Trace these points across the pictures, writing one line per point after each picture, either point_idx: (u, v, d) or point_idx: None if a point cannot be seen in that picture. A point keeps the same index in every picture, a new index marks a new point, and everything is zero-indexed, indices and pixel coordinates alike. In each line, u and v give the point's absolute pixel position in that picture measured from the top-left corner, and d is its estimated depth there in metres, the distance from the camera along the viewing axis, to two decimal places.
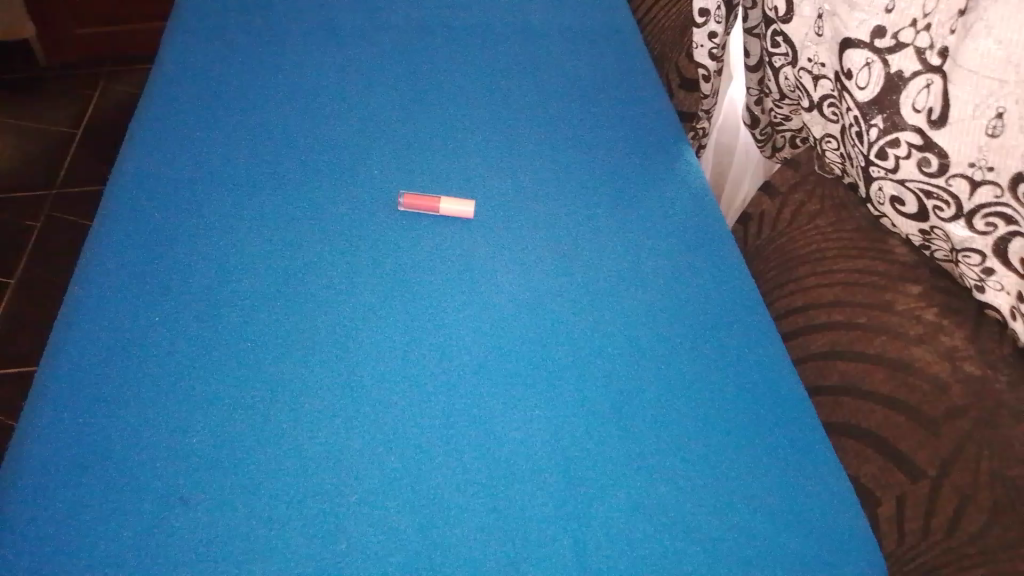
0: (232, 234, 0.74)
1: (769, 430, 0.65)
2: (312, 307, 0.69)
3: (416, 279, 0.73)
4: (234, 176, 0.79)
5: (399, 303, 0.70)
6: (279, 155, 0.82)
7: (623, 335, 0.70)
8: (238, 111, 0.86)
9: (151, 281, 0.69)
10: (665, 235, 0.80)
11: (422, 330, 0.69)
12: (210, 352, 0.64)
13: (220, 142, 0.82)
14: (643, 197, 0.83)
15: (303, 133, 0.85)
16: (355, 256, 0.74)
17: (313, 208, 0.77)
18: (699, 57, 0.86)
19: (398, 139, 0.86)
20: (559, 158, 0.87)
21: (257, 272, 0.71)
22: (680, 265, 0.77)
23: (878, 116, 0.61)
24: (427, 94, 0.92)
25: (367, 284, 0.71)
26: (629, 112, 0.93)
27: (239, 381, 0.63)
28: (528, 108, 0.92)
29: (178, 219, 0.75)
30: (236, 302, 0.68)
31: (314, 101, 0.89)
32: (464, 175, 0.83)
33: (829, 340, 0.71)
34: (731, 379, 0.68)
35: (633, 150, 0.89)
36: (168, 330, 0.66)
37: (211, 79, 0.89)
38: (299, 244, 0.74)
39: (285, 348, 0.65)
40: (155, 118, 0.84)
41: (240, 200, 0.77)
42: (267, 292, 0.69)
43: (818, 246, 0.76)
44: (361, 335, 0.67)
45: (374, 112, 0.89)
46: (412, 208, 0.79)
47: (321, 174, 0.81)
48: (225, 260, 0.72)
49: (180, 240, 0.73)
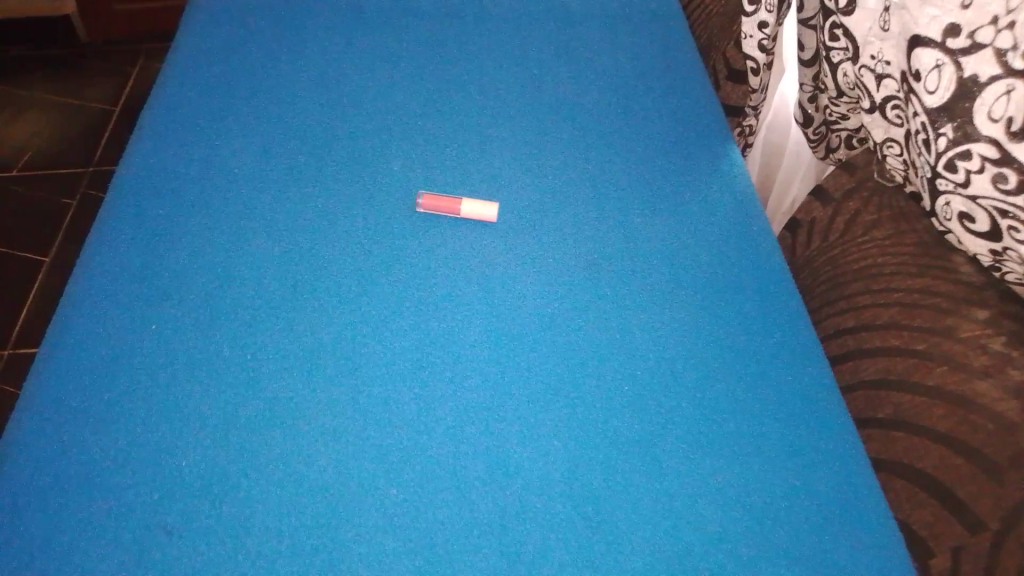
0: (239, 232, 0.70)
1: (809, 469, 0.59)
2: (317, 315, 0.64)
3: (430, 288, 0.68)
4: (245, 171, 0.75)
5: (410, 313, 0.65)
6: (294, 149, 0.78)
7: (653, 355, 0.65)
8: (255, 103, 0.82)
9: (150, 281, 0.65)
10: (703, 244, 0.74)
11: (435, 343, 0.64)
12: (206, 360, 0.60)
13: (233, 135, 0.78)
14: (681, 202, 0.77)
15: (320, 127, 0.80)
16: (365, 259, 0.69)
17: (326, 206, 0.73)
18: (749, 49, 0.79)
19: (421, 134, 0.81)
20: (591, 157, 0.81)
21: (262, 274, 0.67)
22: (718, 279, 0.71)
23: (947, 125, 0.54)
24: (454, 85, 0.87)
25: (378, 291, 0.67)
26: (669, 106, 0.87)
27: (236, 392, 0.58)
28: (561, 102, 0.86)
29: (183, 215, 0.70)
30: (239, 306, 0.64)
31: (335, 91, 0.84)
32: (488, 175, 0.78)
33: (883, 367, 0.64)
34: (769, 408, 0.62)
35: (673, 149, 0.82)
36: (162, 334, 0.61)
37: (230, 67, 0.85)
38: (307, 245, 0.69)
39: (283, 361, 0.61)
40: (167, 110, 0.80)
41: (250, 196, 0.73)
42: (271, 298, 0.65)
43: (872, 260, 0.70)
44: (367, 347, 0.63)
45: (397, 104, 0.84)
46: (431, 209, 0.74)
47: (336, 171, 0.76)
48: (231, 261, 0.67)
49: (184, 237, 0.69)
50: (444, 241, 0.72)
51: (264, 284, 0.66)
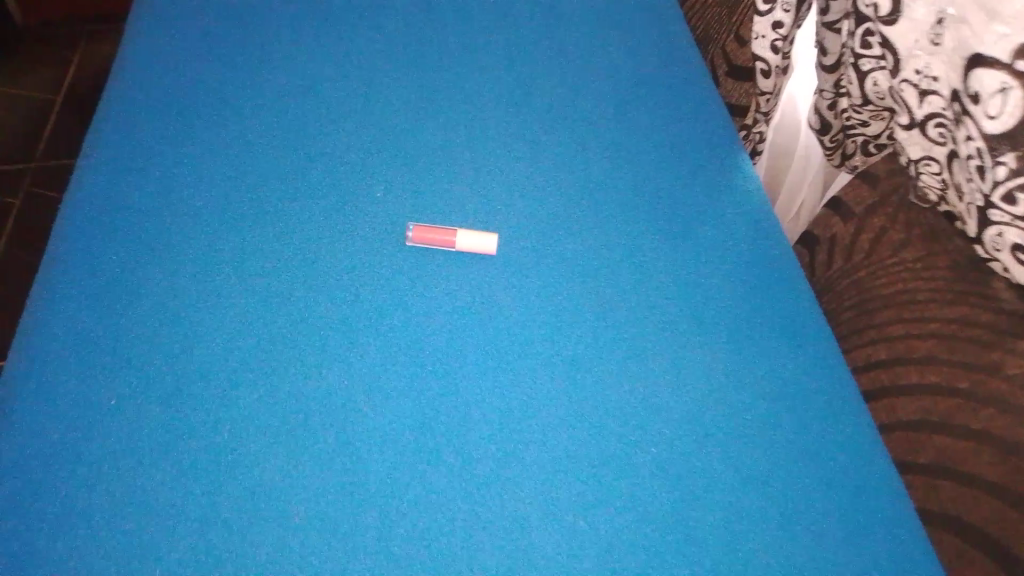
0: (195, 252, 0.59)
1: (867, 528, 0.53)
2: (291, 357, 0.54)
3: (425, 317, 0.58)
4: (197, 181, 0.63)
5: (402, 348, 0.56)
6: (257, 148, 0.66)
7: (685, 392, 0.57)
8: (207, 97, 0.70)
9: (93, 320, 0.54)
10: (727, 262, 0.66)
11: (436, 386, 0.54)
12: (166, 421, 0.50)
13: (182, 137, 0.66)
14: (700, 216, 0.69)
15: (286, 126, 0.69)
16: (346, 281, 0.59)
17: (298, 218, 0.62)
18: (760, 50, 0.73)
19: (403, 134, 0.70)
20: (595, 161, 0.72)
21: (227, 305, 0.56)
22: (745, 303, 0.63)
23: (1009, 153, 0.48)
24: (439, 78, 0.76)
25: (362, 321, 0.57)
26: (675, 101, 0.79)
27: (204, 463, 0.48)
28: (557, 97, 0.77)
29: (129, 234, 0.59)
30: (202, 346, 0.53)
31: (300, 78, 0.73)
32: (485, 180, 0.69)
33: (922, 408, 0.60)
34: (817, 456, 0.55)
35: (683, 151, 0.74)
36: (109, 388, 0.51)
37: (177, 54, 0.73)
38: (278, 264, 0.59)
39: (258, 417, 0.50)
40: (104, 110, 0.68)
41: (205, 212, 0.61)
42: (236, 338, 0.54)
43: (904, 286, 0.65)
44: (354, 394, 0.52)
45: (376, 97, 0.73)
46: (421, 242, 0.62)
47: (306, 179, 0.65)
48: (185, 293, 0.56)
49: (133, 262, 0.57)
50: (441, 258, 0.62)
51: (228, 318, 0.55)
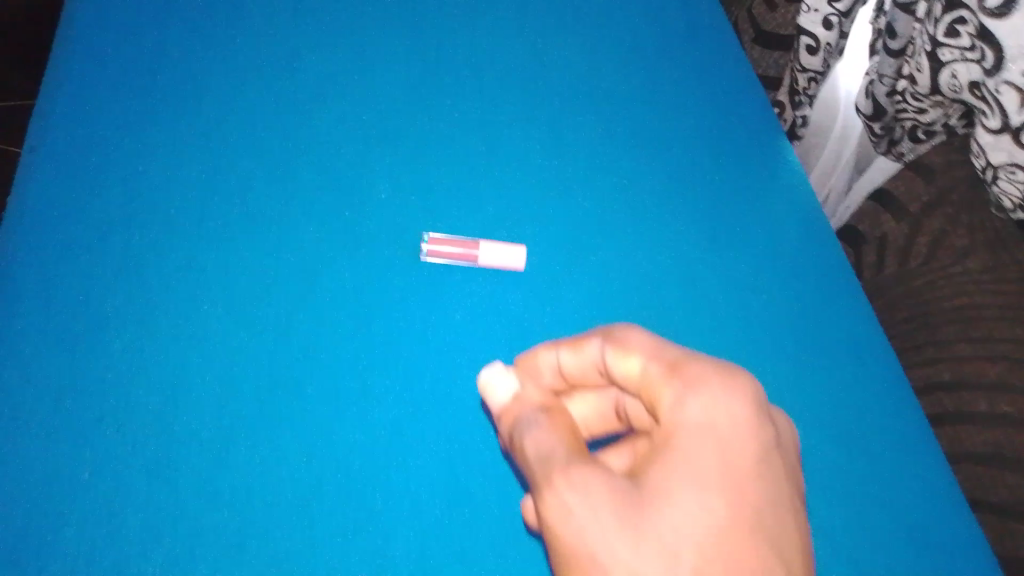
0: (174, 278, 0.49)
1: None
2: (296, 408, 0.45)
3: (450, 349, 0.50)
4: (169, 185, 0.54)
5: (425, 390, 0.48)
6: (238, 140, 0.57)
7: None
8: (175, 78, 0.59)
9: (57, 364, 0.45)
10: (778, 271, 0.59)
11: (467, 440, 0.46)
12: (153, 496, 0.42)
13: (148, 130, 0.56)
14: (747, 215, 0.61)
15: (272, 114, 0.58)
16: (355, 308, 0.50)
17: (295, 227, 0.53)
18: (810, 24, 0.65)
19: (410, 118, 0.61)
20: (627, 147, 0.63)
21: (217, 342, 0.47)
22: (803, 321, 0.56)
23: None
24: (446, 48, 0.66)
25: (375, 359, 0.48)
26: (711, 71, 0.70)
27: (203, 549, 0.41)
28: (579, 67, 0.67)
29: (94, 252, 0.50)
30: (189, 396, 0.45)
31: (283, 50, 0.62)
32: (504, 172, 0.59)
33: (995, 440, 0.54)
34: (891, 506, 0.50)
35: (723, 135, 0.66)
36: (84, 453, 0.42)
37: (134, 18, 0.62)
38: (273, 288, 0.50)
39: (267, 485, 0.43)
40: (50, 94, 0.57)
41: (182, 223, 0.52)
42: (227, 387, 0.45)
43: (969, 298, 0.58)
44: (376, 454, 0.45)
45: (374, 74, 0.62)
46: (440, 257, 0.53)
47: (299, 180, 0.55)
48: (162, 330, 0.47)
49: (101, 289, 0.48)
50: (460, 275, 0.53)
51: (220, 358, 0.46)
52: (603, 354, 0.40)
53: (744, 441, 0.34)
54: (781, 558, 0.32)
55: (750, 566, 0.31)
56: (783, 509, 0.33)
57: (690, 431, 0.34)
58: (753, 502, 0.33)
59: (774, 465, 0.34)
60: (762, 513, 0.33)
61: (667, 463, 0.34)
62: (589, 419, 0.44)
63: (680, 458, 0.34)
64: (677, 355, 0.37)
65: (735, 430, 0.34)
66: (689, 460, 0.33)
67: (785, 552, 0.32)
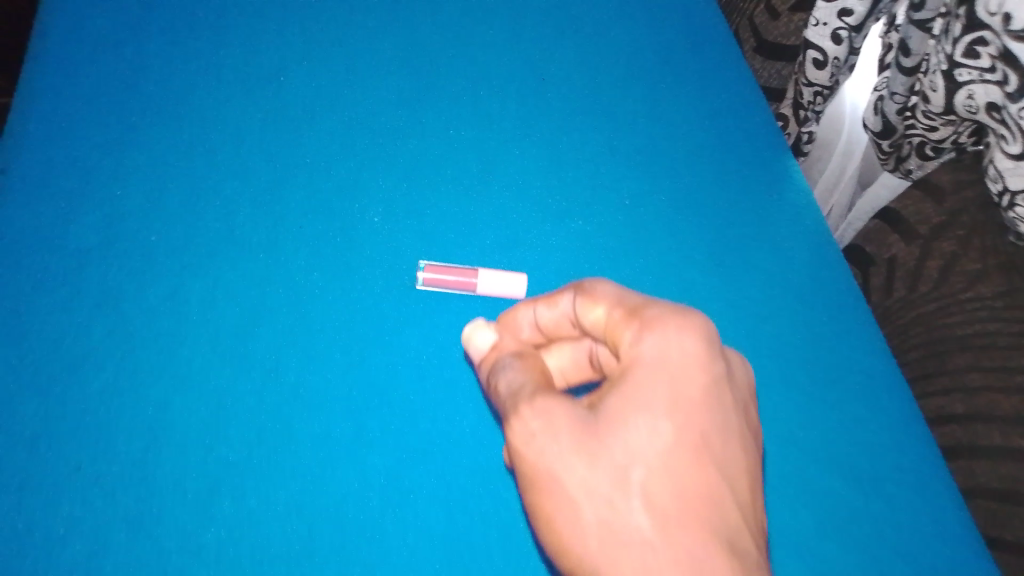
0: (152, 311, 0.47)
1: None
2: (285, 454, 0.43)
3: (447, 386, 0.47)
4: (147, 210, 0.51)
5: (422, 432, 0.45)
6: (221, 161, 0.54)
7: None
8: (155, 95, 0.56)
9: (29, 406, 0.43)
10: (788, 298, 0.56)
11: (467, 485, 0.44)
12: (131, 553, 0.39)
13: (126, 151, 0.53)
14: (755, 237, 0.59)
15: (257, 134, 0.55)
16: (345, 341, 0.47)
17: (281, 255, 0.50)
18: (817, 38, 0.63)
19: (402, 136, 0.58)
20: (629, 165, 0.60)
21: (199, 381, 0.44)
22: (812, 352, 0.54)
23: None
24: (441, 60, 0.63)
25: (368, 397, 0.45)
26: (715, 82, 0.67)
27: None
28: (578, 80, 0.64)
29: (68, 282, 0.47)
30: (170, 443, 0.42)
31: (268, 63, 0.59)
32: (501, 192, 0.56)
33: (1010, 476, 0.52)
34: (904, 549, 0.48)
35: (729, 149, 0.63)
36: (57, 506, 0.40)
37: (110, 26, 0.59)
38: (259, 321, 0.47)
39: (255, 540, 0.40)
40: (21, 110, 0.54)
41: (161, 252, 0.49)
42: (211, 433, 0.43)
43: (982, 326, 0.56)
44: (370, 504, 0.42)
45: (364, 89, 0.59)
46: (437, 285, 0.51)
47: (285, 203, 0.53)
48: (141, 370, 0.44)
49: (76, 326, 0.46)
50: (457, 306, 0.50)
51: (202, 399, 0.44)
52: (573, 305, 0.43)
53: (694, 373, 0.36)
54: (721, 476, 0.35)
55: (692, 484, 0.34)
56: (730, 437, 0.36)
57: (643, 366, 0.36)
58: (700, 428, 0.35)
59: (723, 394, 0.37)
60: (709, 438, 0.35)
61: (623, 394, 0.36)
62: (566, 370, 0.45)
63: (633, 390, 0.36)
64: (638, 300, 0.39)
65: (687, 362, 0.36)
66: (642, 390, 0.36)
67: (724, 471, 0.35)
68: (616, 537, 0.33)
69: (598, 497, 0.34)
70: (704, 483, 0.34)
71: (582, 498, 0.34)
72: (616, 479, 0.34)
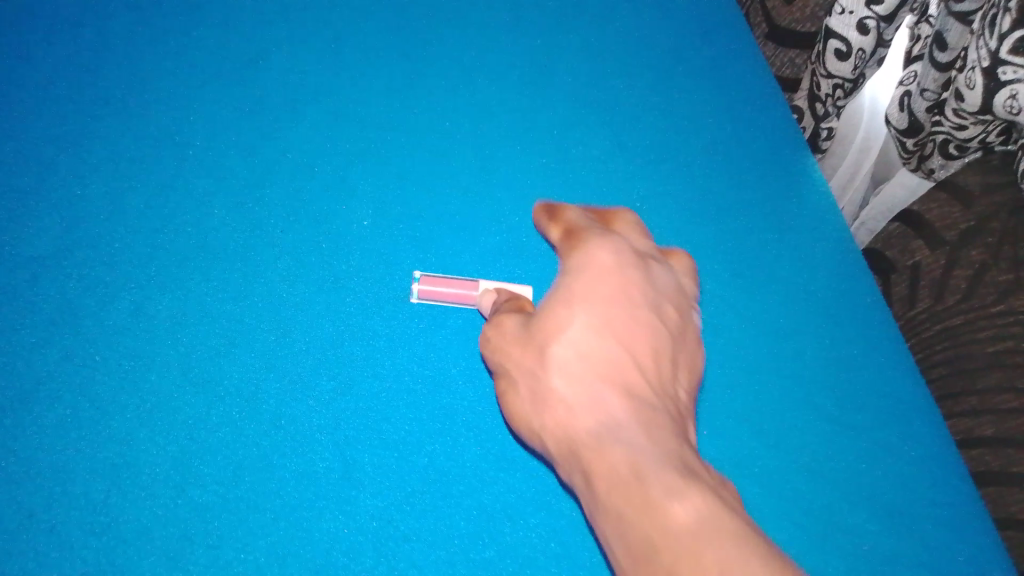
0: (114, 330, 0.42)
1: None
2: (265, 496, 0.38)
3: (445, 414, 0.42)
4: (110, 215, 0.46)
5: (419, 469, 0.40)
6: (193, 158, 0.49)
7: (781, 506, 0.45)
8: (120, 85, 0.51)
9: None
10: (813, 312, 0.52)
11: (468, 529, 0.39)
12: None
13: (88, 148, 0.48)
14: (776, 243, 0.54)
15: (232, 127, 0.50)
16: (331, 365, 0.42)
17: (260, 263, 0.45)
18: (841, 28, 0.58)
19: (393, 129, 0.53)
20: (640, 163, 0.56)
21: (168, 410, 0.40)
22: (839, 371, 0.50)
23: None
24: (434, 47, 0.57)
25: (358, 428, 0.41)
26: (730, 72, 0.62)
27: None
28: (582, 69, 0.60)
29: (22, 298, 0.42)
30: (136, 484, 0.38)
31: (246, 47, 0.54)
32: (501, 193, 0.51)
33: None
34: None
35: (746, 146, 0.58)
36: (7, 561, 0.35)
37: (72, 6, 0.54)
38: (236, 341, 0.42)
39: None
40: None
41: (126, 262, 0.44)
42: (181, 472, 0.38)
43: (1015, 342, 0.54)
44: (361, 555, 0.38)
45: (350, 77, 0.54)
46: (433, 299, 0.46)
47: (265, 206, 0.47)
48: (103, 399, 0.40)
49: (30, 349, 0.41)
50: (456, 322, 0.45)
51: (172, 434, 0.39)
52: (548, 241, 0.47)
53: (605, 273, 0.41)
54: (631, 347, 0.39)
55: (605, 353, 0.38)
56: (642, 319, 0.40)
57: (566, 274, 0.41)
58: (607, 306, 0.39)
59: (636, 283, 0.41)
60: (619, 319, 0.39)
61: (551, 295, 0.41)
62: None
63: (558, 290, 0.41)
64: (581, 232, 0.44)
65: (596, 263, 0.41)
66: (564, 287, 0.40)
67: (633, 342, 0.39)
68: (540, 397, 0.38)
69: (526, 369, 0.39)
70: (615, 350, 0.38)
71: (516, 373, 0.39)
72: (535, 347, 0.39)
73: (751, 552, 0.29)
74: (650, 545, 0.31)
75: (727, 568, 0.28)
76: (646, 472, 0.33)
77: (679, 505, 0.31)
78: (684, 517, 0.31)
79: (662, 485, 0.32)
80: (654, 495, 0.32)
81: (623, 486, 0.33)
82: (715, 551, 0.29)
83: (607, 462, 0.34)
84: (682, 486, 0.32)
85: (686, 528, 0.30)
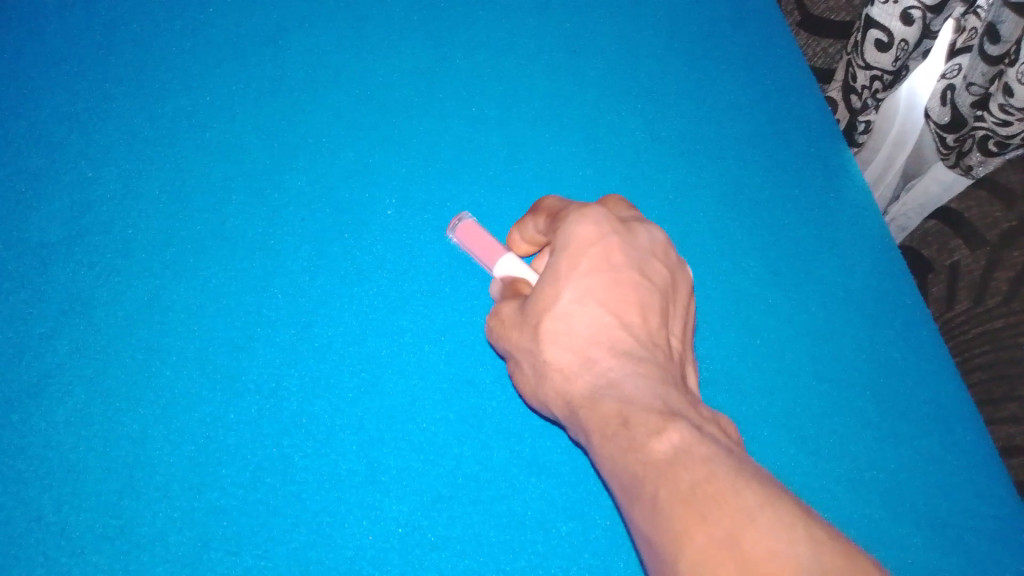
0: (127, 322, 0.40)
1: None
2: (285, 501, 0.36)
3: (474, 415, 0.40)
4: (125, 200, 0.44)
5: (446, 473, 0.38)
6: (210, 141, 0.46)
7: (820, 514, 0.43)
8: (134, 63, 0.49)
9: None
10: (852, 312, 0.50)
11: (497, 539, 0.37)
12: None
13: (101, 131, 0.46)
14: (813, 240, 0.52)
15: (251, 108, 0.48)
16: (354, 361, 0.40)
17: (280, 253, 0.43)
18: (885, 17, 0.55)
19: (418, 114, 0.50)
20: (672, 154, 0.54)
21: (183, 407, 0.38)
22: (878, 374, 0.48)
23: None
24: (460, 28, 0.55)
25: (382, 428, 0.39)
26: (765, 60, 0.60)
27: None
28: (613, 54, 0.57)
29: (33, 287, 0.40)
30: (150, 485, 0.36)
31: (265, 24, 0.52)
32: (531, 182, 0.49)
33: None
34: None
35: (783, 138, 0.56)
36: (18, 565, 0.34)
37: None
38: (253, 335, 0.40)
39: None
40: None
41: (141, 250, 0.42)
42: (197, 473, 0.36)
43: None
44: (387, 565, 0.36)
45: (373, 58, 0.52)
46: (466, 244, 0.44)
47: (284, 192, 0.45)
48: (117, 395, 0.38)
49: (42, 342, 0.39)
50: (484, 317, 0.43)
51: (187, 433, 0.37)
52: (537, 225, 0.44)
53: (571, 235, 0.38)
54: (615, 306, 0.36)
55: (587, 317, 0.36)
56: (619, 274, 0.37)
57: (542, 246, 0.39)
58: (581, 269, 0.37)
59: (621, 242, 0.38)
60: (595, 280, 0.37)
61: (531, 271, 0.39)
62: None
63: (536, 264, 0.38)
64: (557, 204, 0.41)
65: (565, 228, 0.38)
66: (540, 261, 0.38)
67: (620, 301, 0.37)
68: (540, 372, 0.37)
69: (522, 349, 0.38)
70: (601, 313, 0.36)
71: (518, 353, 0.38)
72: (528, 323, 0.37)
73: (728, 468, 0.27)
74: (632, 483, 0.29)
75: (700, 481, 0.27)
76: (633, 419, 0.32)
77: (657, 440, 0.30)
78: (661, 450, 0.29)
79: (646, 426, 0.31)
80: (637, 439, 0.30)
81: (613, 437, 0.32)
82: (690, 470, 0.27)
83: (599, 419, 0.33)
84: (663, 424, 0.31)
85: (662, 458, 0.29)
